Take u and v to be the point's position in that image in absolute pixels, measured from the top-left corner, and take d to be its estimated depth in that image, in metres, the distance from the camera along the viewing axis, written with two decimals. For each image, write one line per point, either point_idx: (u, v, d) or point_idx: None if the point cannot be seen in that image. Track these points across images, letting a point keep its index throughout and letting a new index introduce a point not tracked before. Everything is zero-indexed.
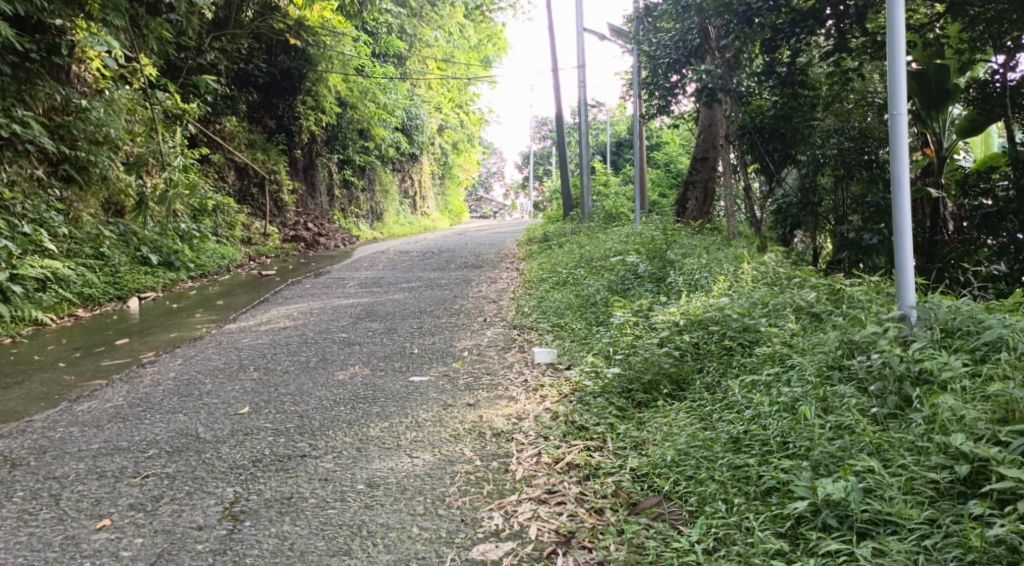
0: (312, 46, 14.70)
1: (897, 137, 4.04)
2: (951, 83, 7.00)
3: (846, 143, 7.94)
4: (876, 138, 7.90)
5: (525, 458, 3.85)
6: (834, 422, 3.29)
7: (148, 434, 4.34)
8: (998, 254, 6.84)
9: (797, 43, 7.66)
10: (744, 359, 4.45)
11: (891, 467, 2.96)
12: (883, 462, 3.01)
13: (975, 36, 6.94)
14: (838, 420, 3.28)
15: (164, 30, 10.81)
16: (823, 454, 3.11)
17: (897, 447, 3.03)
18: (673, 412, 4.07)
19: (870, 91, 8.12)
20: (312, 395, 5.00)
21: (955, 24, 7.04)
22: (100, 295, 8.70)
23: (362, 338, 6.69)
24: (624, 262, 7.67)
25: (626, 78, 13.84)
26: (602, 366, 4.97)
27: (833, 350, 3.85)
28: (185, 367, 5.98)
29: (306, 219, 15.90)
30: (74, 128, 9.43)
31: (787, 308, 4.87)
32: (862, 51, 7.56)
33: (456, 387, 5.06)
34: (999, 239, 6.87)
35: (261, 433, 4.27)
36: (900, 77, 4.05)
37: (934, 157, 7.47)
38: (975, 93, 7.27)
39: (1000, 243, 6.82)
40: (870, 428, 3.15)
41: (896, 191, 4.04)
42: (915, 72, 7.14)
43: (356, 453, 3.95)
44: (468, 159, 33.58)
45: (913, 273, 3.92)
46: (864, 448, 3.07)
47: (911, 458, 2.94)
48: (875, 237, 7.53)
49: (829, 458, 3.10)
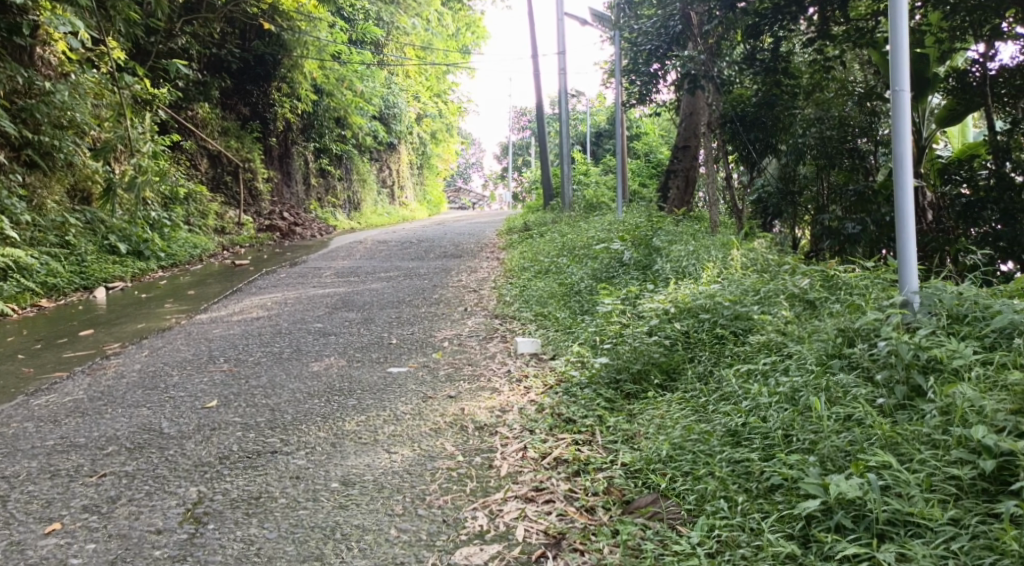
0: (286, 31, 14.20)
1: (899, 114, 3.86)
2: (931, 73, 6.82)
3: (828, 132, 7.86)
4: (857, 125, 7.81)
5: (510, 454, 3.63)
6: (840, 413, 3.10)
7: (108, 429, 4.08)
8: (979, 241, 6.76)
9: (779, 30, 7.77)
10: (737, 348, 4.26)
11: (908, 463, 2.78)
12: (897, 457, 2.83)
13: (956, 25, 6.69)
14: (846, 411, 3.09)
15: (131, 11, 10.43)
16: (831, 448, 2.93)
17: (911, 440, 2.85)
18: (666, 404, 3.87)
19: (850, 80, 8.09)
20: (284, 387, 4.75)
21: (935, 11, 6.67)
22: (65, 284, 8.38)
23: (338, 328, 6.44)
24: (608, 249, 7.44)
25: (607, 66, 13.58)
26: (589, 355, 4.77)
27: (833, 338, 3.68)
28: (152, 359, 5.71)
29: (281, 208, 15.55)
30: (38, 111, 9.05)
31: (780, 295, 4.71)
32: (844, 38, 7.64)
33: (437, 378, 4.84)
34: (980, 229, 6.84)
35: (229, 429, 4.03)
36: (903, 52, 3.87)
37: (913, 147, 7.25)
38: (953, 82, 7.16)
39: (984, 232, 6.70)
40: (881, 420, 2.97)
41: (899, 172, 3.88)
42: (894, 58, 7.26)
43: (330, 449, 3.72)
44: (445, 149, 33.20)
45: (915, 256, 3.79)
46: (876, 441, 2.88)
47: (928, 453, 2.77)
48: (856, 226, 7.42)
49: (838, 452, 2.91)
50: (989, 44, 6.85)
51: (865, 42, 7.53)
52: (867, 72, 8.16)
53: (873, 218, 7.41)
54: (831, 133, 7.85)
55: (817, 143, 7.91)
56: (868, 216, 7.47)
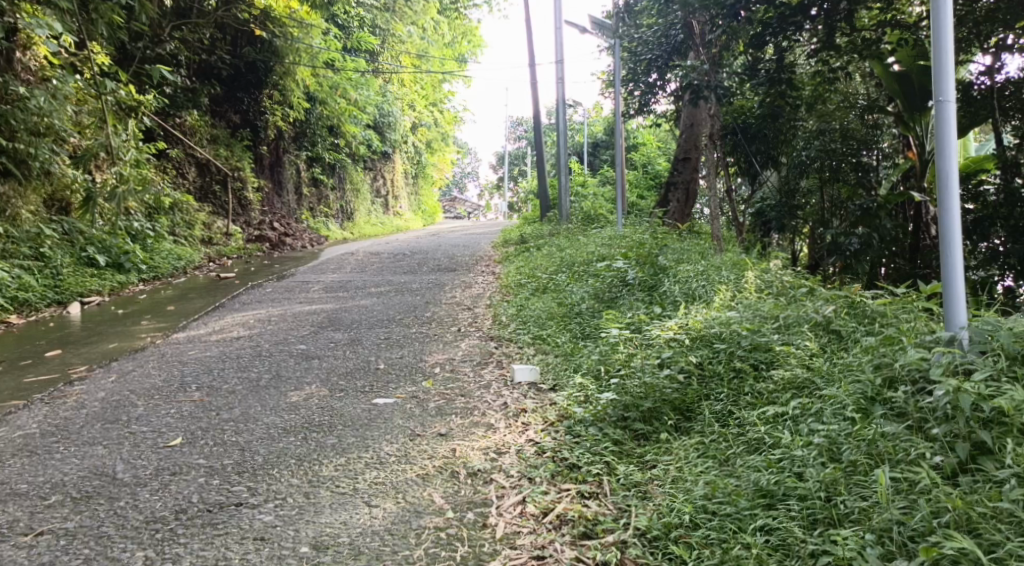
0: (279, 37, 13.75)
1: (944, 129, 3.41)
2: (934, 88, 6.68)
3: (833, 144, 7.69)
4: (858, 139, 7.65)
5: (507, 508, 3.24)
6: (900, 479, 2.77)
7: (55, 473, 3.64)
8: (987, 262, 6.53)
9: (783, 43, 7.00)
10: (759, 384, 3.84)
11: (994, 552, 2.47)
12: (977, 540, 2.52)
13: (962, 36, 6.59)
14: (907, 477, 2.76)
15: (115, 13, 9.92)
16: (896, 527, 2.61)
17: (991, 521, 2.55)
18: (681, 451, 3.47)
19: (852, 93, 7.77)
20: (258, 422, 4.30)
21: None
22: (37, 299, 7.94)
23: (323, 350, 5.99)
24: (610, 267, 6.99)
25: (605, 76, 13.15)
26: (594, 389, 4.32)
27: (872, 380, 3.29)
28: (118, 386, 5.23)
29: (271, 218, 15.11)
30: (13, 118, 8.41)
31: (803, 323, 4.30)
32: (848, 50, 7.06)
33: (427, 411, 4.39)
34: (991, 243, 6.64)
35: (191, 474, 3.58)
36: (946, 52, 3.41)
37: (916, 161, 7.10)
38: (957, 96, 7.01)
39: (992, 248, 6.59)
40: (953, 492, 2.66)
41: (943, 192, 3.44)
42: (899, 74, 6.69)
43: (303, 501, 3.31)
44: (440, 159, 32.72)
45: (964, 288, 3.39)
46: (948, 518, 2.58)
47: (1016, 540, 2.46)
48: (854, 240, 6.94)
49: (899, 528, 2.61)
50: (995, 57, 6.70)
51: (868, 52, 6.95)
52: (867, 84, 7.86)
53: (879, 233, 6.95)
54: (835, 146, 7.69)
55: (819, 156, 7.75)
56: (873, 231, 7.00)
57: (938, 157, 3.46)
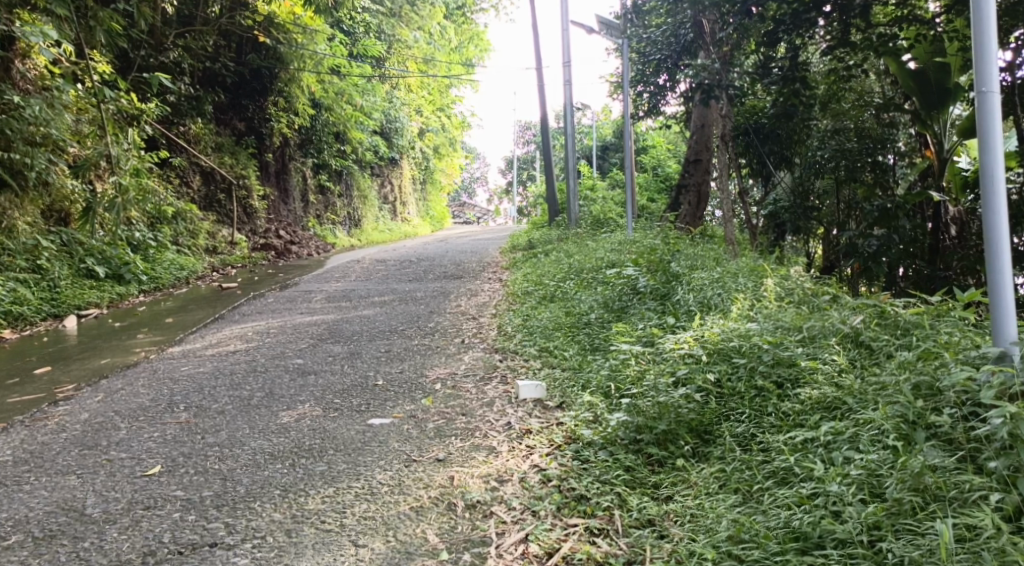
0: (282, 44, 13.49)
1: (989, 123, 3.09)
2: (952, 84, 6.47)
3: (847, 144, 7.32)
4: (875, 138, 7.30)
5: (507, 548, 2.96)
6: (959, 523, 2.50)
7: (21, 509, 3.37)
8: None
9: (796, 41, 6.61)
10: (784, 404, 3.51)
11: None
12: None
13: None
14: (964, 522, 2.49)
15: (114, 21, 9.52)
16: None
17: None
18: (701, 481, 3.18)
19: (869, 92, 7.40)
20: (245, 446, 4.01)
21: (961, 17, 6.04)
22: (32, 313, 7.69)
23: (319, 365, 5.69)
24: (621, 274, 6.66)
25: (614, 78, 12.85)
26: (603, 409, 4.00)
27: (913, 401, 3.00)
28: (103, 407, 4.95)
29: (278, 226, 14.87)
30: (10, 128, 8.13)
31: (829, 335, 3.96)
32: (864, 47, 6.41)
33: (424, 433, 4.09)
34: None
35: (167, 508, 3.29)
36: (988, 41, 3.08)
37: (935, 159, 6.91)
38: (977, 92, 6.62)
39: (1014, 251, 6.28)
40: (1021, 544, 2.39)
41: (989, 194, 3.11)
42: (915, 71, 6.57)
43: (284, 540, 3.03)
44: (449, 163, 32.61)
45: (1012, 299, 3.10)
46: None
47: None
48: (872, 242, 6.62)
49: None
50: (1017, 53, 6.37)
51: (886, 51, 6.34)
52: (883, 82, 7.52)
53: (898, 234, 6.61)
54: (849, 145, 7.33)
55: (835, 156, 7.37)
56: (892, 232, 6.65)
57: (980, 153, 3.15)
